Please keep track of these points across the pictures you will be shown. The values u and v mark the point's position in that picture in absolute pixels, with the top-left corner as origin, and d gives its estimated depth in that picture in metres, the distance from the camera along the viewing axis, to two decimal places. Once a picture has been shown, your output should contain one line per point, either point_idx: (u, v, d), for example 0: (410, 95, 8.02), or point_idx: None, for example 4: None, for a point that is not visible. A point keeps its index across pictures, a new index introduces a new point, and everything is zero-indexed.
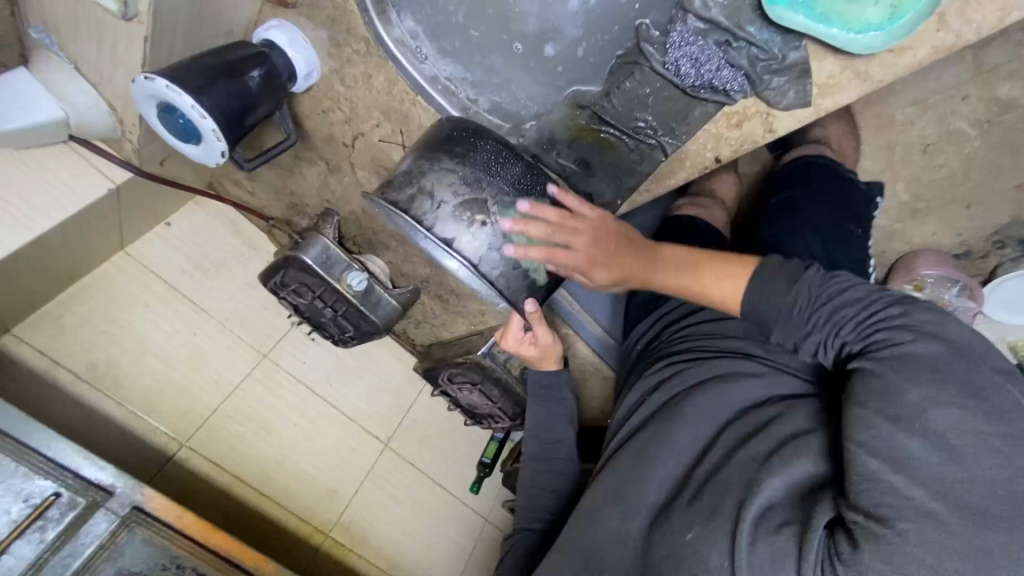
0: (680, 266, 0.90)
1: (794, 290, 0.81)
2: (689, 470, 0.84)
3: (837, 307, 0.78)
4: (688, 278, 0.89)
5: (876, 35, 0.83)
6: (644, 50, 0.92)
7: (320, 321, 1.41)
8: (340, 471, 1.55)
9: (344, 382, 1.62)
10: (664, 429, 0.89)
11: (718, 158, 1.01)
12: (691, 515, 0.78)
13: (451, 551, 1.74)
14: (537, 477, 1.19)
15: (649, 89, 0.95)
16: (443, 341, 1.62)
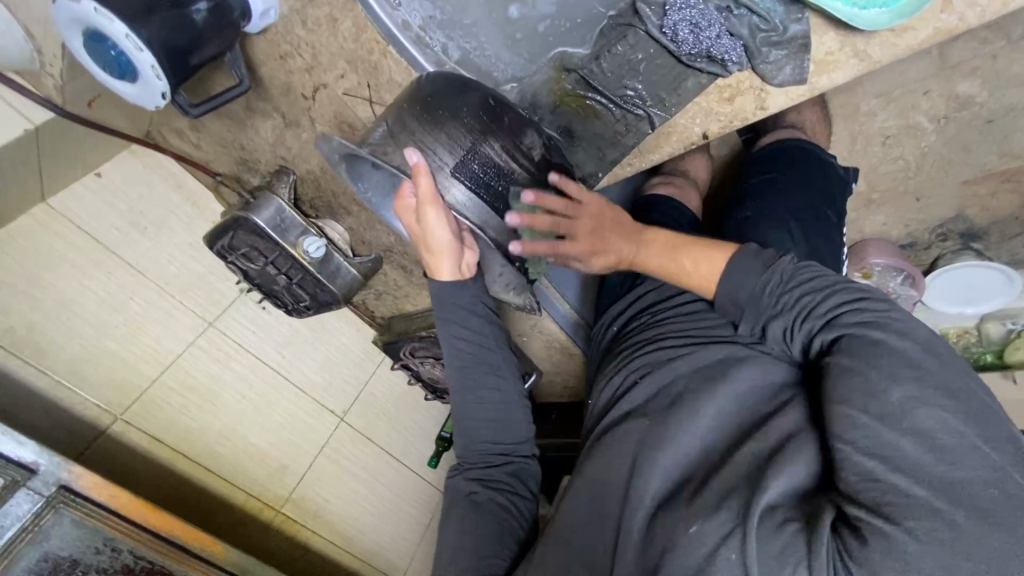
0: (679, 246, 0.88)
1: (768, 275, 0.80)
2: (690, 462, 0.77)
3: (808, 295, 0.76)
4: (688, 264, 0.86)
5: (880, 11, 0.83)
6: (641, 11, 0.90)
7: (273, 289, 1.32)
8: (293, 445, 1.49)
9: (298, 353, 1.54)
10: (654, 420, 0.81)
11: (705, 133, 0.98)
12: (694, 509, 0.71)
13: (407, 525, 1.71)
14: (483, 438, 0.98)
15: (642, 55, 0.93)
16: (404, 313, 1.56)
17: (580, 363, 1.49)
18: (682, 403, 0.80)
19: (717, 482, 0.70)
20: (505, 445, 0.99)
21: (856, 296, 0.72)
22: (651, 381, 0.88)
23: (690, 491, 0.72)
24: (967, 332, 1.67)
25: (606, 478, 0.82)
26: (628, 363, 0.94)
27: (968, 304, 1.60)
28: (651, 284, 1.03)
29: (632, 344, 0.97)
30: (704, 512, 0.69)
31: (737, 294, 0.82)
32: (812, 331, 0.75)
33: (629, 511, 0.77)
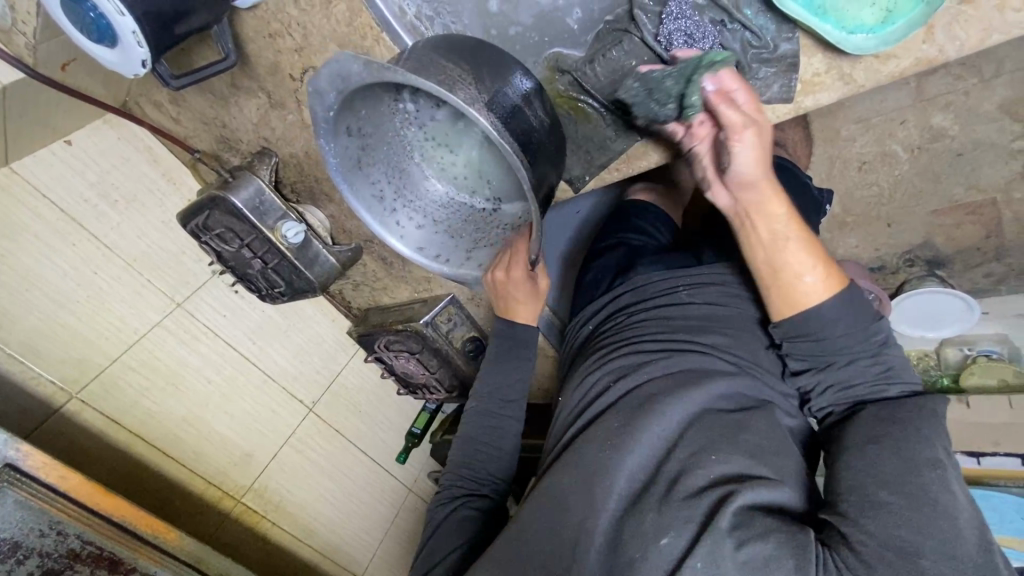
0: (805, 241, 0.79)
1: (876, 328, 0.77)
2: (658, 466, 0.74)
3: (870, 362, 0.77)
4: (805, 268, 0.78)
5: (865, 37, 0.85)
6: (637, 18, 0.90)
7: (246, 273, 1.29)
8: (258, 434, 1.45)
9: (270, 340, 1.52)
10: (631, 421, 0.78)
11: None
12: (665, 518, 0.69)
13: (371, 519, 1.69)
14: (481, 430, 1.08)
15: (636, 62, 0.93)
16: (382, 307, 1.55)
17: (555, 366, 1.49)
18: (664, 411, 0.77)
19: (688, 492, 0.70)
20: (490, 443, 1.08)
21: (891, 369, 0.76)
22: (624, 383, 0.85)
23: (663, 497, 0.71)
24: (927, 356, 1.71)
25: (573, 472, 0.79)
26: (605, 362, 0.91)
27: (931, 329, 1.62)
28: (627, 286, 1.01)
29: (608, 345, 0.94)
30: (675, 520, 0.68)
31: (804, 322, 0.77)
32: (837, 384, 0.78)
33: (590, 512, 0.74)
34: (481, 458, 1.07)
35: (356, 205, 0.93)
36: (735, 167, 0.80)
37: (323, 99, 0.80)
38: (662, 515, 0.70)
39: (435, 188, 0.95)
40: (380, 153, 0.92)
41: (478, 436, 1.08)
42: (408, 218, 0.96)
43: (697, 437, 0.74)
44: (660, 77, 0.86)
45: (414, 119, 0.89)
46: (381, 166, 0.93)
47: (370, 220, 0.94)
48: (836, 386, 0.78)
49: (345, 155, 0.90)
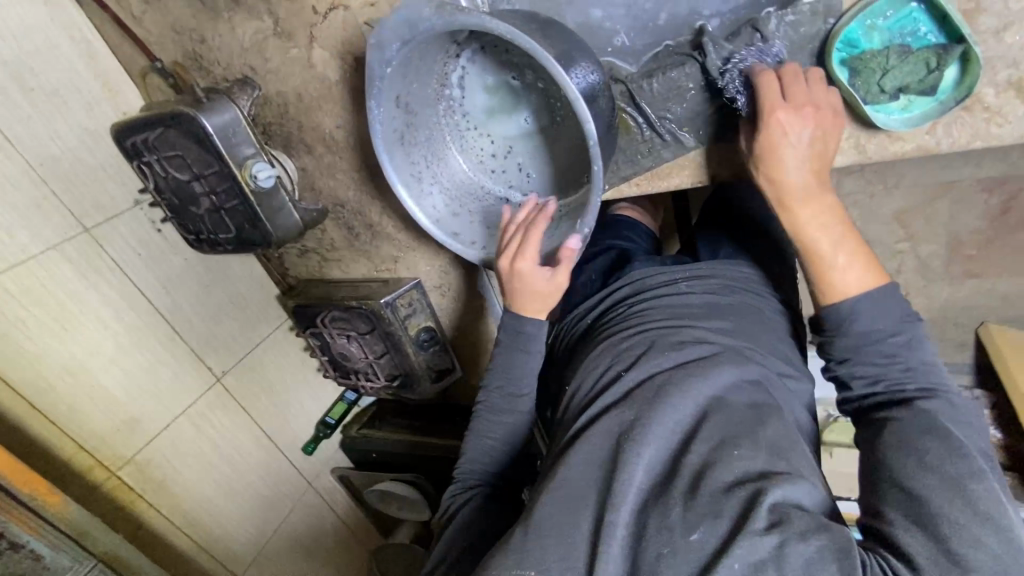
0: (836, 220, 0.80)
1: (901, 328, 0.77)
2: (678, 458, 0.74)
3: (887, 359, 0.77)
4: (835, 242, 0.79)
5: (894, 118, 0.88)
6: (706, 47, 0.89)
7: (189, 210, 1.14)
8: (155, 397, 1.24)
9: (187, 293, 1.32)
10: (651, 405, 0.78)
11: (716, 177, 1.02)
12: (693, 513, 0.68)
13: (260, 512, 1.50)
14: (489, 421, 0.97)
15: (693, 86, 0.94)
16: (328, 280, 1.43)
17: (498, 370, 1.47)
18: (677, 404, 0.77)
19: (715, 488, 0.69)
20: (501, 437, 0.97)
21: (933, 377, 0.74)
22: (631, 373, 0.84)
23: (686, 491, 0.70)
24: None
25: (588, 464, 0.76)
26: (612, 351, 0.91)
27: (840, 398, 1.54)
28: (628, 279, 1.04)
29: (622, 333, 0.94)
30: (704, 516, 0.67)
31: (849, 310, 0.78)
32: (885, 380, 0.77)
33: (609, 505, 0.72)
34: (492, 453, 0.96)
35: (397, 185, 0.89)
36: (784, 152, 0.80)
37: (383, 53, 0.78)
38: (688, 511, 0.68)
39: (466, 171, 0.97)
40: (421, 136, 0.91)
41: (489, 431, 0.97)
42: (444, 203, 0.96)
43: (714, 432, 0.74)
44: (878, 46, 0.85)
45: (454, 103, 0.92)
46: (421, 148, 0.92)
47: (404, 194, 0.91)
48: (875, 382, 0.77)
49: (390, 126, 0.86)
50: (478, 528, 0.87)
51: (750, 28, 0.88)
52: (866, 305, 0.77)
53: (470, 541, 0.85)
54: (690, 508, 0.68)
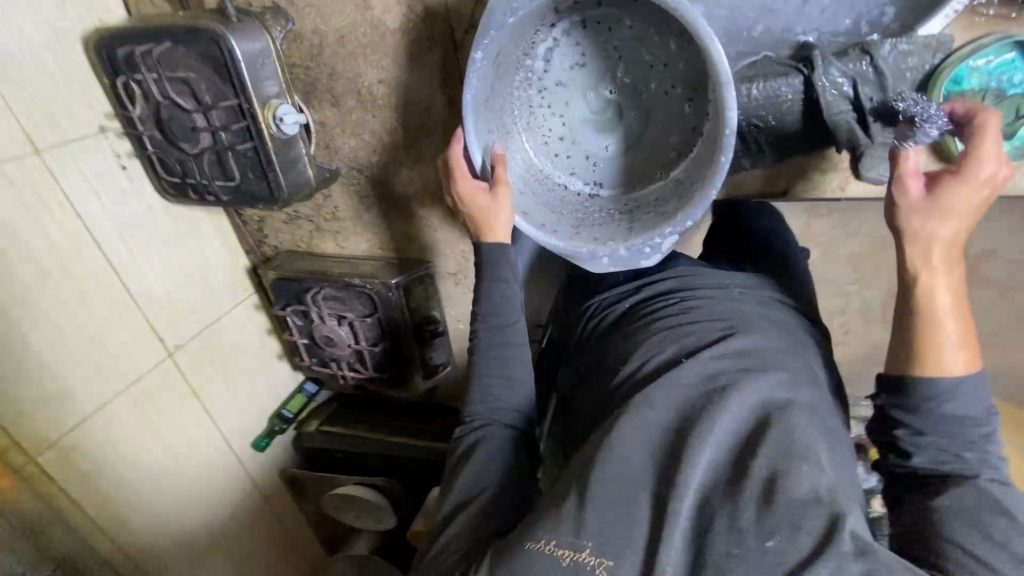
0: (959, 302, 0.70)
1: (983, 418, 0.69)
2: (742, 463, 0.73)
3: (961, 442, 0.69)
4: (953, 322, 0.69)
5: None
6: (812, 58, 0.75)
7: (184, 145, 0.97)
8: (92, 368, 1.01)
9: (146, 247, 1.11)
10: (714, 399, 0.78)
11: (785, 190, 0.91)
12: (768, 523, 0.66)
13: (198, 510, 1.28)
14: (489, 380, 0.88)
15: (789, 97, 0.77)
16: (319, 255, 1.27)
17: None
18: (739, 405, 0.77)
19: (792, 502, 0.67)
20: (503, 405, 0.88)
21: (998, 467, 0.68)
22: (691, 369, 0.83)
23: (758, 500, 0.68)
24: None
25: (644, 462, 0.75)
26: (662, 344, 0.91)
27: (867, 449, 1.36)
28: (672, 276, 1.03)
29: (670, 325, 0.94)
30: (779, 527, 0.66)
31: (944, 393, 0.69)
32: (948, 460, 0.69)
33: (669, 500, 0.70)
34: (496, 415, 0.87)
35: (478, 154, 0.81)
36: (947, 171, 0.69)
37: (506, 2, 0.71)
38: (762, 522, 0.67)
39: (528, 152, 0.90)
40: (498, 104, 0.84)
41: (489, 394, 0.88)
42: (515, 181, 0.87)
43: (780, 441, 0.73)
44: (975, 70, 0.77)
45: (533, 75, 0.87)
46: (497, 117, 0.84)
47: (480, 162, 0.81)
48: (942, 460, 0.69)
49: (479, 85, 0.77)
50: (510, 480, 0.81)
51: (859, 49, 0.74)
52: (966, 387, 0.69)
53: (507, 495, 0.80)
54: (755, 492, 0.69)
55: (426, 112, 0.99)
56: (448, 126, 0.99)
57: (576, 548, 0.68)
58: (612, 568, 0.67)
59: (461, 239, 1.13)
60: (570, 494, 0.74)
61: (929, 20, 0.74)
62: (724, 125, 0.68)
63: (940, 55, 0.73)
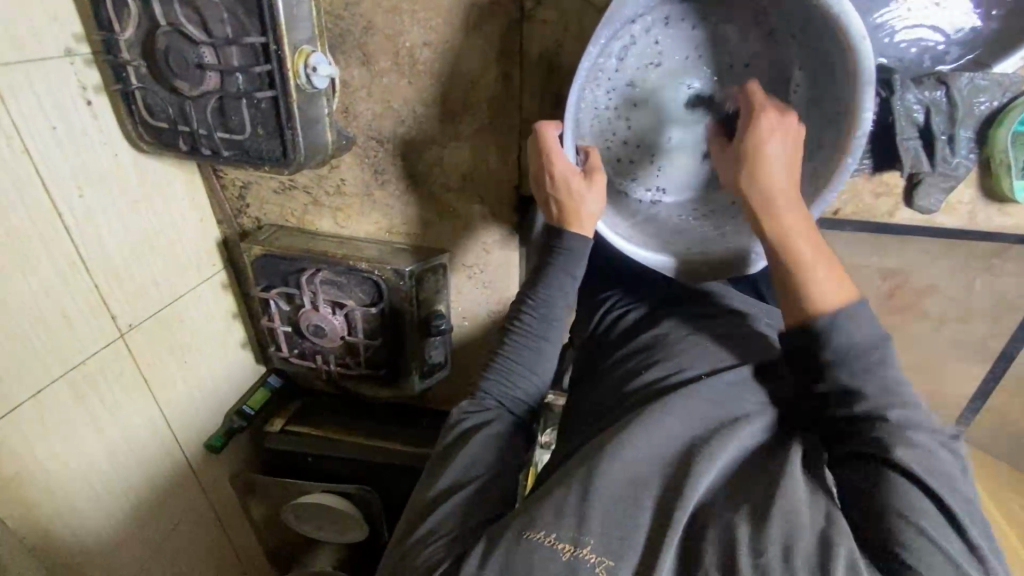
0: (800, 245, 0.69)
1: (894, 404, 0.63)
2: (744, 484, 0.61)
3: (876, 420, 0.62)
4: (818, 271, 0.68)
5: None
6: (892, 81, 0.75)
7: (182, 85, 0.81)
8: (21, 342, 0.82)
9: (106, 202, 0.91)
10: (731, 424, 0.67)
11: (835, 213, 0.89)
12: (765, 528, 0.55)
13: (137, 519, 1.08)
14: (527, 338, 0.80)
15: None
16: (312, 233, 1.12)
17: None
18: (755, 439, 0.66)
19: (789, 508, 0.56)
20: (531, 375, 0.79)
21: (954, 476, 0.59)
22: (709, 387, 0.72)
23: (754, 514, 0.56)
24: None
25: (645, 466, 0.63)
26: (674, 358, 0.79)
27: None
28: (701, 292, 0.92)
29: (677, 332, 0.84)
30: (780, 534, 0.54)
31: (875, 342, 0.66)
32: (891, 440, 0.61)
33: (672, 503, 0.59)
34: (520, 381, 0.79)
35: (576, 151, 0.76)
36: (775, 168, 0.69)
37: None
38: (765, 527, 0.55)
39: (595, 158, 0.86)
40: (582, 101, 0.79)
41: (520, 356, 0.79)
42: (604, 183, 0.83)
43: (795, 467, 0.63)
44: None
45: (606, 70, 0.80)
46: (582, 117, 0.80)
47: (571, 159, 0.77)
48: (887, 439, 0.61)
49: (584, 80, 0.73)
50: (501, 470, 0.69)
51: (935, 78, 0.75)
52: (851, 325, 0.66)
53: (487, 487, 0.67)
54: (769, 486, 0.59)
55: (471, 85, 0.89)
56: (494, 104, 0.90)
57: (574, 541, 0.57)
58: (612, 568, 0.55)
59: (485, 229, 1.04)
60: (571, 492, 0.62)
61: (1006, 59, 0.75)
62: (858, 128, 0.69)
63: (1010, 94, 0.75)
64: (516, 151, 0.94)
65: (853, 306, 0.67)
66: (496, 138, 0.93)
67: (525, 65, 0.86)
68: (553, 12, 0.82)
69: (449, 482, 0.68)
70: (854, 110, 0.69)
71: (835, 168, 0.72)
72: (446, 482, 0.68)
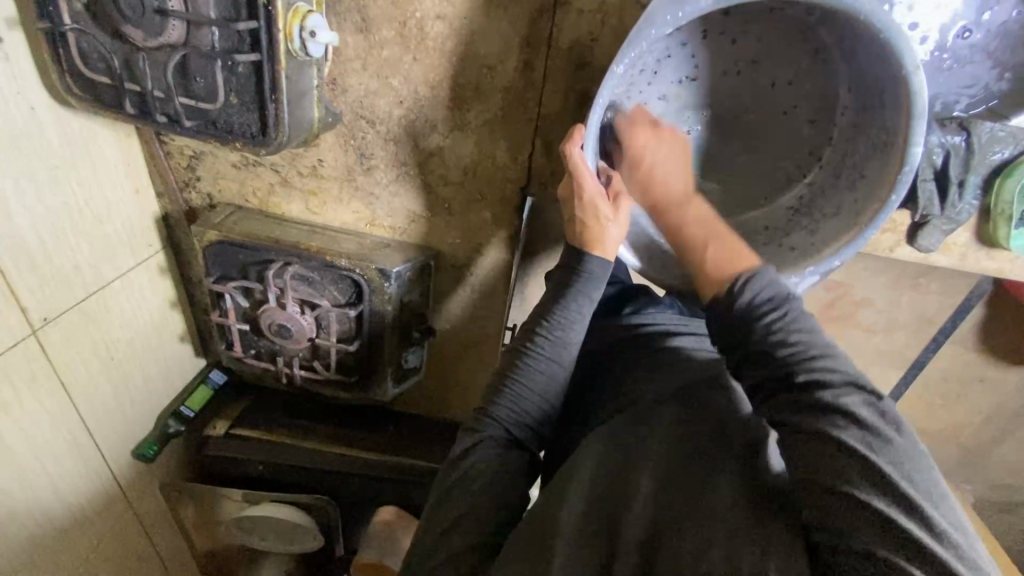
0: (692, 232, 0.73)
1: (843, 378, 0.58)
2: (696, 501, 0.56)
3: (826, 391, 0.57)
4: (715, 246, 0.71)
5: None
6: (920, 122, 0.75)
7: (134, 31, 0.65)
8: None
9: (19, 166, 0.73)
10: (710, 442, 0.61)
11: None
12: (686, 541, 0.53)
13: (48, 540, 0.92)
14: (537, 362, 0.74)
15: None
16: (278, 218, 0.98)
17: (474, 371, 1.16)
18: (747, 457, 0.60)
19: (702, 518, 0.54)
20: (531, 403, 0.73)
21: (913, 453, 0.53)
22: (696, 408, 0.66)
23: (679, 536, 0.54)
24: None
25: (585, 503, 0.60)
26: (668, 378, 0.72)
27: None
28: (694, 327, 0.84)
29: (678, 358, 0.75)
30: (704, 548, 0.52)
31: (773, 305, 0.65)
32: (829, 410, 0.56)
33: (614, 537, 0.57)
34: (526, 402, 0.73)
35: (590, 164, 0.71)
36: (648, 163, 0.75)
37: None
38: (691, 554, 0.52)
39: None
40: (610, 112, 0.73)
41: (530, 377, 0.73)
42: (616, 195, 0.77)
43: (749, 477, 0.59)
44: None
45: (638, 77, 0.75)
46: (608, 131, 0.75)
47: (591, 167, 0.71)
48: (819, 404, 0.57)
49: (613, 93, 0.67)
50: (487, 517, 0.65)
51: (957, 123, 0.76)
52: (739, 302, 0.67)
53: (468, 543, 0.63)
54: (730, 509, 0.54)
55: (487, 72, 0.79)
56: (511, 96, 0.81)
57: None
58: None
59: (481, 230, 0.95)
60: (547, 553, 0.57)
61: (1022, 113, 0.78)
62: (904, 164, 0.64)
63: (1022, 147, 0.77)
64: (528, 150, 0.85)
65: (761, 273, 0.67)
66: (507, 134, 0.84)
67: (552, 57, 0.77)
68: (592, 2, 0.73)
69: (436, 536, 0.64)
70: (902, 143, 0.64)
71: (879, 205, 0.67)
72: (433, 533, 0.65)
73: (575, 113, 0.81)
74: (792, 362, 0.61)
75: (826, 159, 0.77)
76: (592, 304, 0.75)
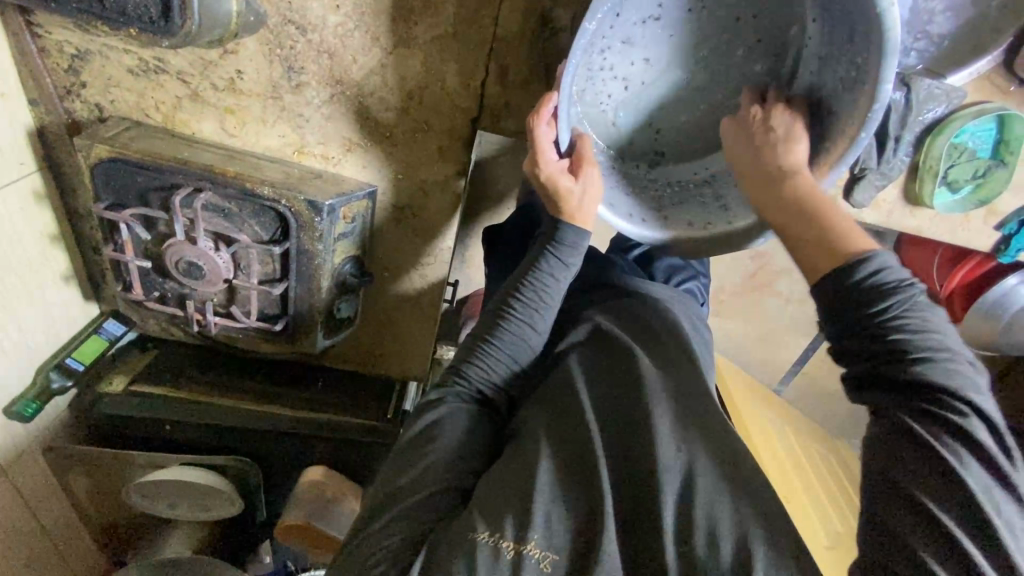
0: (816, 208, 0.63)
1: (961, 375, 0.52)
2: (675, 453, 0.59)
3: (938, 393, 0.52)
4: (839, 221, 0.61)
5: (954, 201, 0.89)
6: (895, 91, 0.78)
7: None
8: None
9: None
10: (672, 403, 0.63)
11: None
12: (682, 483, 0.57)
13: None
14: (512, 327, 0.72)
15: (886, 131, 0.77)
16: (187, 139, 0.85)
17: (411, 321, 1.10)
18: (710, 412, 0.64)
19: (690, 466, 0.58)
20: (499, 362, 0.71)
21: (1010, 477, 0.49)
22: (657, 370, 0.67)
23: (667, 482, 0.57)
24: None
25: (564, 443, 0.62)
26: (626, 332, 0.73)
27: None
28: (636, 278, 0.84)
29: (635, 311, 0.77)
30: (695, 493, 0.56)
31: (904, 288, 0.54)
32: (938, 423, 0.51)
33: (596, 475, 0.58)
34: (494, 362, 0.71)
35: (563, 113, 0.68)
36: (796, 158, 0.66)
37: None
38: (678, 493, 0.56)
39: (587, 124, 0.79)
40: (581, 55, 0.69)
41: (504, 341, 0.71)
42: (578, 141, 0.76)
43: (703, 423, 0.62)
44: (973, 131, 0.81)
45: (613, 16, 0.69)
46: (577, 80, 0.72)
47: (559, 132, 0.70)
48: (938, 412, 0.52)
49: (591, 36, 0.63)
50: (455, 469, 0.62)
51: (900, 79, 0.79)
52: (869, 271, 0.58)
53: (445, 487, 0.60)
54: (716, 473, 0.58)
55: None
56: (463, 11, 0.74)
57: (519, 541, 0.54)
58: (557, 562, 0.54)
59: (426, 166, 0.88)
60: (507, 505, 0.56)
61: (960, 71, 0.80)
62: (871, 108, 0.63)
63: (953, 106, 0.81)
64: (481, 76, 0.79)
65: (875, 256, 0.56)
66: (460, 54, 0.77)
67: None
68: None
69: (409, 477, 0.61)
70: (871, 86, 0.62)
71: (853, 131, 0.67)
72: (398, 480, 0.62)
73: (535, 36, 0.76)
74: (910, 354, 0.53)
75: (791, 93, 0.76)
76: (571, 274, 0.75)
